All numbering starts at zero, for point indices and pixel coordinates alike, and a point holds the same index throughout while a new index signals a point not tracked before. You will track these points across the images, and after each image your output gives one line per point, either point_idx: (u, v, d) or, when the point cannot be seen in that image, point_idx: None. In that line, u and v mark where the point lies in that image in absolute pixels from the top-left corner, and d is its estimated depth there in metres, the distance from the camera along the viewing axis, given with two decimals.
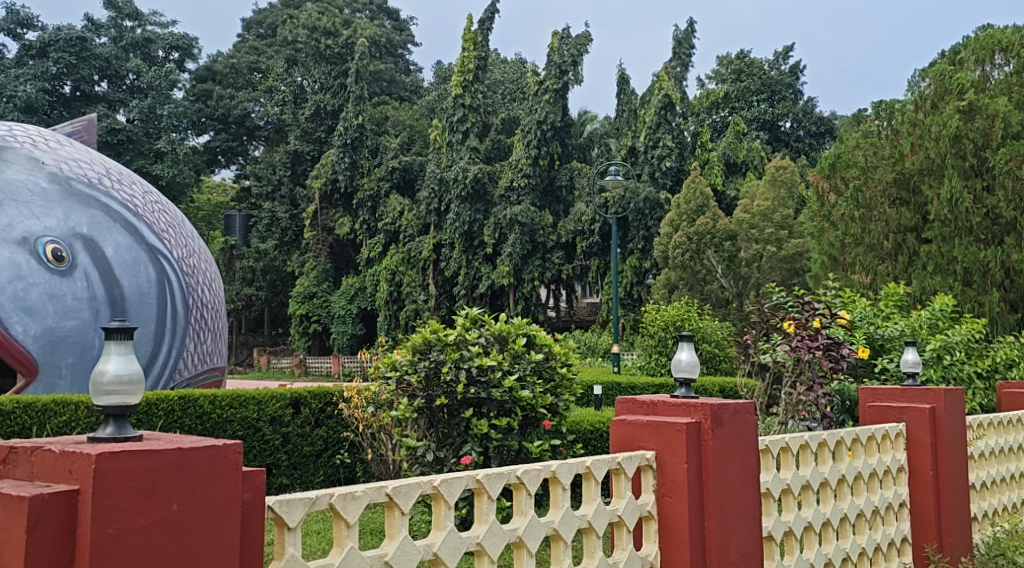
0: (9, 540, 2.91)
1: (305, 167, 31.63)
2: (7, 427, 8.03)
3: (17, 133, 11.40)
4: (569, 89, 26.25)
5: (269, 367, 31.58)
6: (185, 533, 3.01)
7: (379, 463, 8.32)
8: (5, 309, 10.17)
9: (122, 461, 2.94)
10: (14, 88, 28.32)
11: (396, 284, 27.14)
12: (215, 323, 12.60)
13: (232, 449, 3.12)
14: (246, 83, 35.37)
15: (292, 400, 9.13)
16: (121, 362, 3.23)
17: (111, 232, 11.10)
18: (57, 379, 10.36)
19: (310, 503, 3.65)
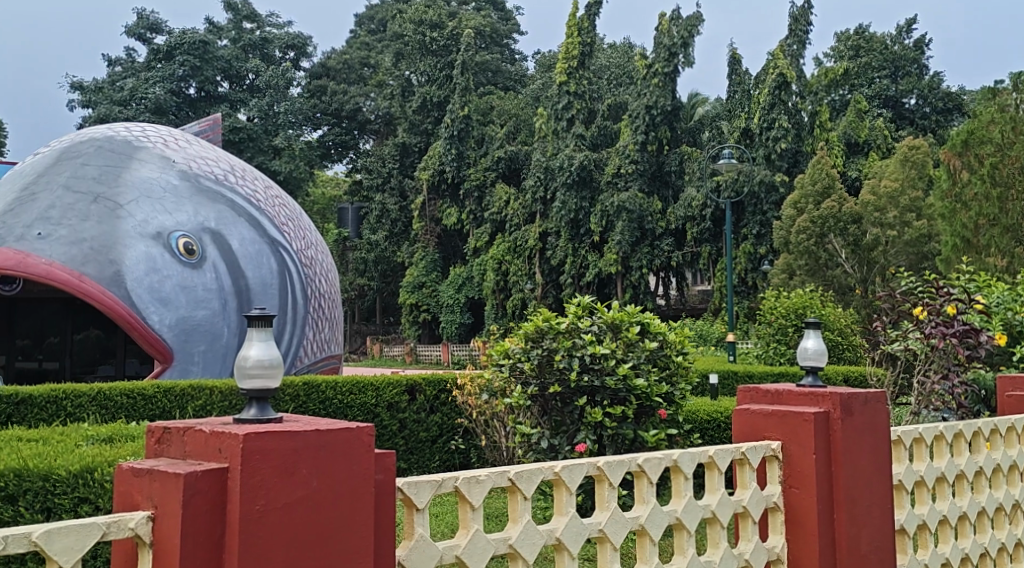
0: (166, 515, 2.99)
1: (414, 160, 31.81)
2: (151, 410, 8.74)
3: (150, 133, 11.99)
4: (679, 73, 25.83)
5: (382, 355, 32.23)
6: (324, 515, 3.10)
7: (493, 449, 8.36)
8: (141, 299, 10.52)
9: (267, 441, 3.02)
10: (144, 91, 29.72)
11: (503, 273, 27.44)
12: (332, 313, 12.85)
13: (365, 433, 3.21)
14: (358, 78, 36.04)
15: (408, 387, 9.33)
16: (262, 348, 3.35)
17: (236, 224, 11.43)
18: (190, 365, 10.68)
19: (437, 485, 3.69)
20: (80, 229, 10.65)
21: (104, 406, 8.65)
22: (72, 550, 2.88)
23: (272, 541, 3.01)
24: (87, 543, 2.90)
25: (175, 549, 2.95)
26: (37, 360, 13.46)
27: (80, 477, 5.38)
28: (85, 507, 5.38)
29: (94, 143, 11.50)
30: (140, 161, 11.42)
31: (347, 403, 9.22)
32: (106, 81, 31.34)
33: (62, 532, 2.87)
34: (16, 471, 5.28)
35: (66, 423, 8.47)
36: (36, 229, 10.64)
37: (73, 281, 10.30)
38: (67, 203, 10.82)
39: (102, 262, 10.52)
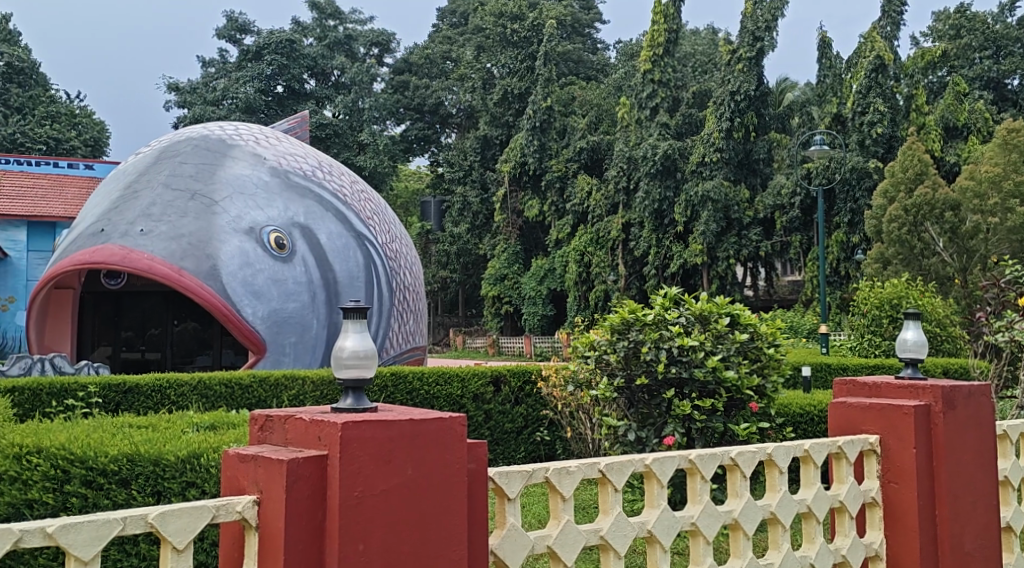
0: (271, 499, 3.41)
1: (494, 152, 32.31)
2: (247, 399, 8.95)
3: (242, 131, 12.25)
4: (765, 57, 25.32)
5: (465, 347, 32.45)
6: (417, 499, 3.46)
7: (579, 442, 8.29)
8: (236, 292, 10.75)
9: (363, 430, 3.41)
10: (235, 90, 30.46)
11: (585, 265, 27.31)
12: (417, 305, 12.95)
13: (456, 422, 3.57)
14: (440, 72, 36.29)
15: (493, 378, 9.35)
16: (358, 339, 3.68)
17: (324, 219, 11.58)
18: (282, 356, 10.86)
19: (527, 476, 3.84)
20: (178, 226, 10.91)
21: (206, 394, 8.88)
22: (185, 530, 3.33)
23: (367, 524, 3.39)
24: (199, 523, 3.35)
25: (280, 530, 3.37)
26: (139, 350, 13.85)
27: (188, 462, 5.38)
28: (193, 492, 5.39)
29: (191, 142, 11.79)
30: (233, 158, 11.67)
31: (433, 394, 9.29)
32: (199, 83, 32.11)
33: (177, 514, 3.32)
34: (128, 455, 5.34)
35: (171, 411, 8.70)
36: (137, 225, 10.93)
37: (172, 276, 10.57)
38: (166, 200, 11.10)
39: (199, 257, 10.76)
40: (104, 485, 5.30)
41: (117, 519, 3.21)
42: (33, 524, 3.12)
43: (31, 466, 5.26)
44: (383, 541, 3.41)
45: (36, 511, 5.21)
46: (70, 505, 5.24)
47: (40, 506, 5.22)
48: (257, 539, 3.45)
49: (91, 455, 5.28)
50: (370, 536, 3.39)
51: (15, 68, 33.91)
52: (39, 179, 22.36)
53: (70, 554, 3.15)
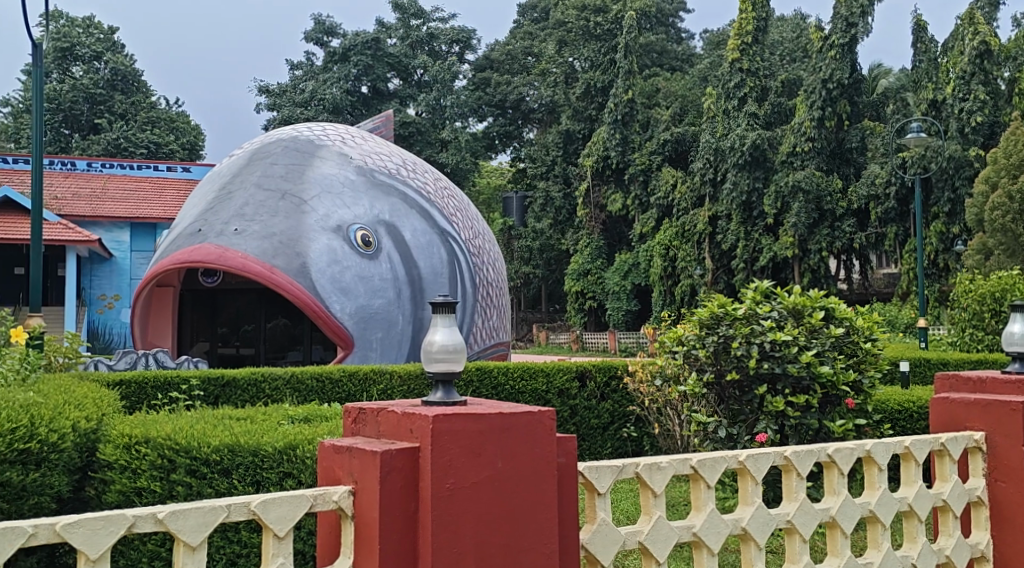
0: (365, 491, 3.44)
1: (577, 146, 32.06)
2: (337, 393, 9.13)
3: (329, 131, 12.45)
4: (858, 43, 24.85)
5: (548, 342, 32.48)
6: (509, 490, 3.50)
7: (666, 438, 8.18)
8: (325, 288, 10.88)
9: (456, 423, 3.43)
10: (322, 92, 30.93)
11: (671, 259, 26.99)
12: (500, 301, 12.98)
13: (546, 417, 3.59)
14: (521, 68, 36.34)
15: (578, 373, 9.32)
16: (447, 334, 3.70)
17: (409, 217, 11.68)
18: (369, 352, 10.99)
19: (618, 470, 3.88)
20: (270, 225, 11.10)
21: (298, 388, 9.05)
22: (285, 519, 3.43)
23: (460, 515, 3.41)
24: (298, 512, 3.44)
25: (375, 520, 3.40)
26: (234, 345, 14.18)
27: (284, 453, 5.42)
28: (290, 482, 5.41)
29: (281, 143, 12.01)
30: (322, 158, 11.85)
31: (518, 389, 9.32)
32: (288, 85, 32.57)
33: (278, 502, 3.41)
34: (229, 446, 5.40)
35: (267, 404, 8.85)
36: (232, 225, 11.14)
37: (264, 273, 10.73)
38: (258, 201, 11.33)
39: (290, 254, 10.92)
40: (207, 474, 5.35)
41: (223, 507, 3.32)
42: (145, 509, 3.24)
43: (140, 454, 5.38)
44: (475, 533, 3.43)
45: (144, 498, 5.36)
46: (176, 493, 5.34)
47: (149, 493, 5.36)
48: (352, 528, 3.51)
49: (194, 445, 5.36)
50: (463, 528, 3.42)
51: (119, 75, 35.02)
52: (139, 182, 23.00)
53: (179, 539, 3.28)
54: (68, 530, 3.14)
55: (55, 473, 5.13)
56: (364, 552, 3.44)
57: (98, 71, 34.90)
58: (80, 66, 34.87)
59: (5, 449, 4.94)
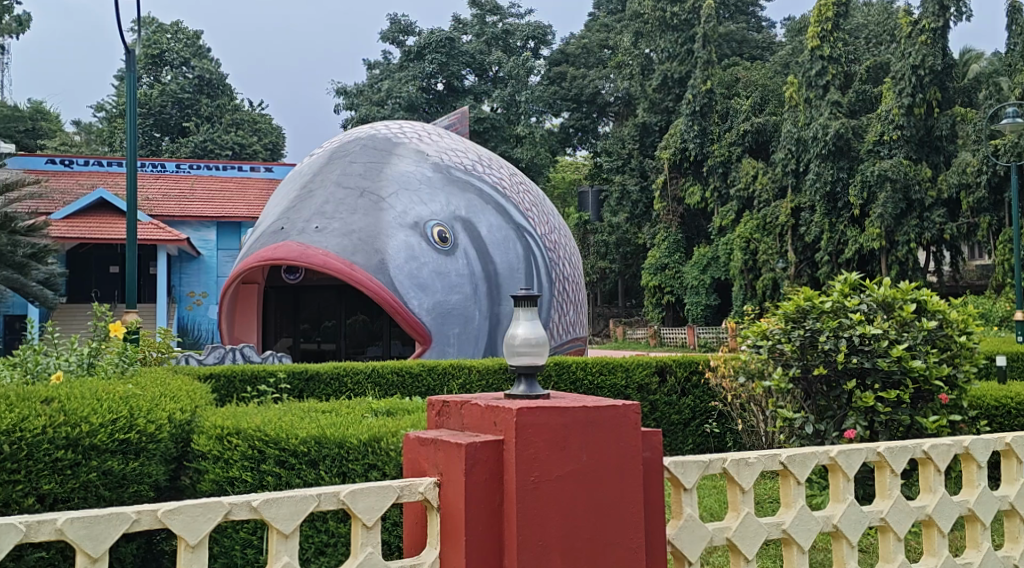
0: (451, 481, 3.85)
1: (654, 139, 31.82)
2: (417, 388, 9.16)
3: (406, 129, 12.56)
4: (950, 27, 24.20)
5: (626, 337, 32.41)
6: (593, 484, 3.87)
7: (750, 434, 8.05)
8: (403, 284, 10.95)
9: (538, 416, 3.81)
10: (397, 90, 31.17)
11: (751, 252, 26.61)
12: (577, 296, 12.91)
13: (631, 411, 3.98)
14: (597, 61, 36.22)
15: (658, 368, 9.24)
16: (529, 328, 4.12)
17: (484, 213, 11.70)
18: (447, 347, 11.02)
19: (704, 466, 4.18)
20: (350, 222, 11.24)
21: (379, 382, 9.13)
22: (373, 509, 3.82)
23: (544, 506, 3.80)
24: (384, 502, 3.83)
25: (461, 510, 3.80)
26: (315, 342, 14.37)
27: (370, 445, 5.40)
28: (375, 474, 5.38)
29: (359, 142, 12.17)
30: (398, 156, 11.97)
31: (597, 384, 9.28)
32: (366, 85, 32.98)
33: (365, 493, 3.81)
34: (316, 438, 5.45)
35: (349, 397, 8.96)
36: (313, 222, 11.32)
37: (345, 269, 10.85)
38: (338, 199, 11.49)
39: (369, 251, 11.03)
40: (295, 465, 5.42)
41: (314, 496, 3.71)
42: (240, 498, 3.63)
43: (231, 445, 5.49)
44: (560, 524, 3.82)
45: (237, 488, 5.45)
46: (265, 483, 5.42)
47: (241, 483, 5.45)
48: (438, 518, 3.93)
49: (283, 436, 5.43)
50: (548, 520, 3.80)
51: (206, 80, 35.80)
52: (224, 183, 23.46)
53: (273, 526, 3.67)
54: (168, 516, 3.52)
55: (152, 462, 5.22)
56: (450, 540, 3.86)
57: (185, 76, 35.75)
58: (170, 72, 35.92)
59: (107, 439, 5.05)
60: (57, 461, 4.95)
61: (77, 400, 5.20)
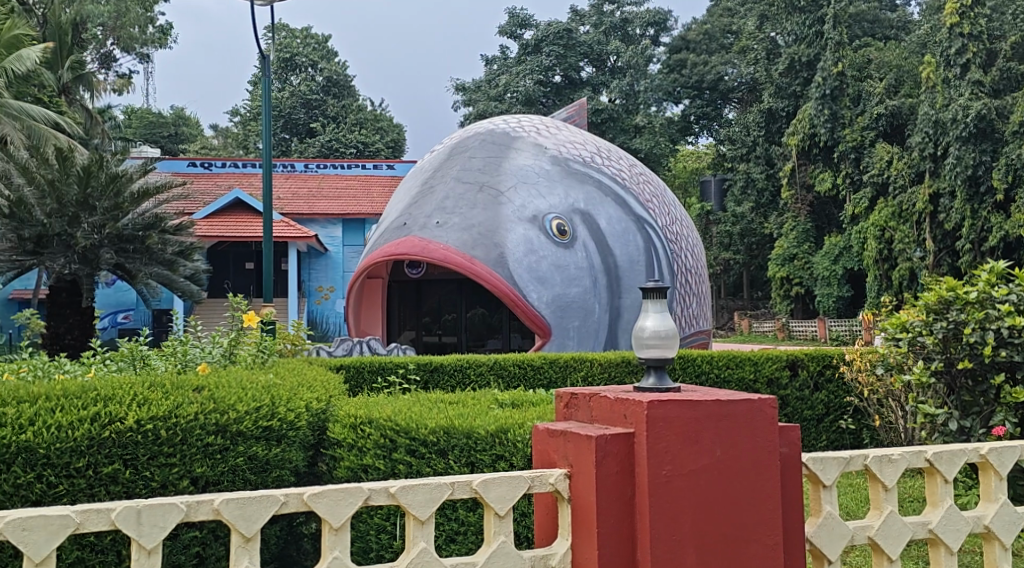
0: (581, 473, 3.88)
1: (781, 125, 30.86)
2: (538, 380, 9.21)
3: (524, 123, 12.61)
4: None
5: (752, 331, 31.94)
6: (726, 478, 3.86)
7: (889, 430, 7.77)
8: (522, 278, 10.97)
9: (670, 410, 3.82)
10: (515, 84, 31.32)
11: (886, 241, 25.86)
12: (699, 288, 12.66)
13: (766, 405, 3.93)
14: (720, 46, 35.79)
15: (789, 362, 9.00)
16: (657, 320, 4.09)
17: (604, 204, 11.58)
18: (567, 340, 10.98)
19: (844, 463, 4.08)
20: (469, 217, 11.37)
21: (501, 374, 9.18)
22: (504, 498, 3.87)
23: (677, 499, 3.81)
24: (516, 492, 3.87)
25: (592, 503, 3.82)
26: (437, 334, 14.54)
27: (496, 436, 5.39)
28: (502, 465, 5.37)
29: (478, 138, 12.33)
30: (517, 150, 12.03)
31: (725, 377, 9.07)
32: (483, 80, 33.26)
33: (497, 482, 3.87)
34: (444, 428, 5.45)
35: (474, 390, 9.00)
36: (434, 218, 11.51)
37: (465, 263, 11.01)
38: (458, 194, 11.64)
39: (488, 245, 11.12)
40: (425, 455, 5.45)
41: (449, 484, 3.81)
42: (379, 484, 3.75)
43: (365, 434, 5.58)
44: (694, 519, 3.82)
45: (370, 475, 5.53)
46: (398, 471, 5.48)
47: (373, 471, 5.52)
48: (569, 509, 3.95)
49: (413, 426, 5.47)
50: (682, 514, 3.81)
51: (333, 81, 36.68)
52: (349, 181, 23.89)
53: (409, 512, 3.77)
54: (314, 500, 3.67)
55: (292, 449, 5.35)
56: (581, 532, 3.88)
57: (313, 78, 36.71)
58: (298, 75, 36.96)
59: (252, 426, 5.18)
60: (208, 446, 5.09)
61: (224, 388, 5.37)
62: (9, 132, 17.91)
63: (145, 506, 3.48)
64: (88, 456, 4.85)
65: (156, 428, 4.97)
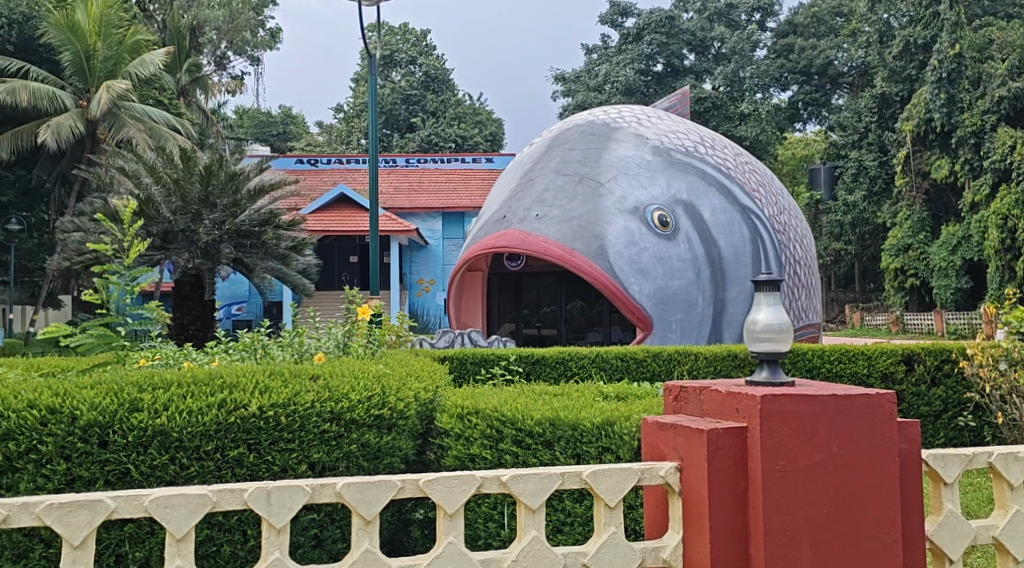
0: (693, 466, 3.88)
1: (895, 110, 30.16)
2: (642, 373, 9.12)
3: (626, 113, 12.55)
4: None
5: (864, 324, 31.62)
6: (843, 473, 3.80)
7: (1013, 428, 7.53)
8: (623, 270, 10.95)
9: (784, 404, 3.78)
10: (616, 74, 31.18)
11: (1010, 230, 24.89)
12: (809, 280, 12.37)
13: (885, 400, 3.85)
14: (829, 30, 35.02)
15: (905, 356, 8.78)
16: (771, 313, 4.04)
17: (708, 194, 11.42)
18: (669, 333, 10.90)
19: (967, 460, 4.03)
20: (570, 209, 11.44)
21: (604, 367, 9.17)
22: (615, 490, 3.91)
23: (792, 494, 3.78)
24: (627, 484, 3.91)
25: (705, 496, 3.82)
26: (536, 326, 14.60)
27: (602, 429, 5.40)
28: (609, 457, 5.38)
29: (578, 129, 12.36)
30: (618, 141, 12.00)
31: (837, 371, 8.94)
32: (583, 71, 33.27)
33: (607, 474, 3.91)
34: (550, 419, 5.49)
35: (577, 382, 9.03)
36: (534, 211, 11.63)
37: (565, 256, 11.11)
38: (558, 186, 11.72)
39: (588, 238, 11.17)
40: (531, 445, 5.49)
41: (558, 474, 3.88)
42: (491, 472, 3.87)
43: (472, 425, 5.64)
44: (810, 515, 3.78)
45: (478, 464, 5.59)
46: (505, 461, 5.53)
47: (481, 460, 5.58)
48: (680, 503, 3.96)
49: (519, 417, 5.51)
50: (797, 509, 3.77)
51: (431, 76, 37.07)
52: (449, 175, 24.10)
53: (521, 501, 3.87)
54: (429, 485, 3.84)
55: (402, 437, 5.45)
56: (693, 526, 3.89)
57: (413, 74, 37.18)
58: (398, 71, 37.49)
59: (363, 414, 5.28)
60: (324, 432, 5.22)
61: (338, 378, 5.50)
62: (134, 133, 18.75)
63: (273, 487, 3.77)
64: (216, 440, 5.05)
65: (277, 415, 5.13)
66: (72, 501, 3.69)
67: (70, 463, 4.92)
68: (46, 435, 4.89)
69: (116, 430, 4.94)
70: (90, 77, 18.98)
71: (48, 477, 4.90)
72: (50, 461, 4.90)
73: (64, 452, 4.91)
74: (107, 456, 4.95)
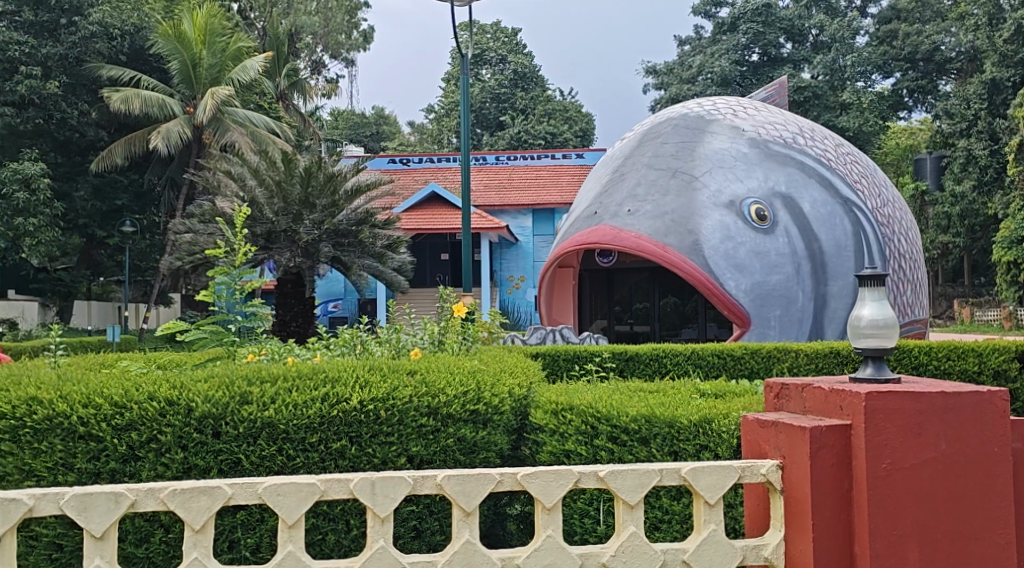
0: (795, 464, 3.81)
1: (1006, 96, 28.59)
2: (740, 370, 9.02)
3: (720, 106, 12.40)
4: None
5: (973, 320, 31.04)
6: (953, 473, 3.70)
7: None
8: (719, 266, 10.80)
9: (889, 401, 3.70)
10: (711, 65, 30.75)
11: None
12: (915, 274, 12.04)
13: (996, 397, 3.73)
14: (934, 14, 33.97)
15: (1018, 353, 8.48)
16: (876, 309, 3.94)
17: (807, 187, 11.20)
18: (768, 329, 10.71)
19: None
20: (663, 203, 11.34)
21: (700, 364, 9.09)
22: (715, 487, 3.87)
23: (898, 494, 3.68)
24: (726, 481, 3.87)
25: (807, 494, 3.75)
26: (628, 324, 14.56)
27: (699, 426, 5.35)
28: (706, 454, 5.33)
29: (671, 122, 12.25)
30: (712, 133, 11.86)
31: (945, 368, 8.69)
32: (676, 63, 33.06)
33: (706, 471, 3.87)
34: (646, 416, 5.45)
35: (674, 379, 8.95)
36: (627, 206, 11.56)
37: (658, 252, 11.00)
38: (651, 180, 11.63)
39: (682, 232, 11.05)
40: (627, 442, 5.45)
41: (657, 471, 3.85)
42: (589, 467, 3.86)
43: (568, 420, 5.63)
44: (917, 515, 3.68)
45: (573, 460, 5.57)
46: (601, 457, 5.52)
47: (576, 456, 5.57)
48: (781, 501, 3.89)
49: (614, 414, 5.49)
50: (903, 510, 3.68)
51: (520, 74, 37.21)
52: (539, 171, 24.07)
53: (619, 497, 3.85)
54: (527, 480, 3.85)
55: (498, 433, 5.44)
56: (795, 525, 3.82)
57: (503, 72, 37.39)
58: (488, 69, 37.72)
59: (460, 409, 5.31)
60: (422, 427, 5.27)
61: (435, 373, 5.55)
62: (237, 137, 19.24)
63: (378, 478, 3.83)
64: (320, 432, 5.15)
65: (377, 409, 5.21)
66: (194, 487, 3.82)
67: (186, 452, 5.07)
68: (165, 425, 5.05)
69: (229, 421, 5.08)
70: (196, 84, 19.49)
71: (167, 466, 5.06)
72: (168, 450, 5.06)
73: (180, 442, 5.07)
74: (220, 446, 5.08)
